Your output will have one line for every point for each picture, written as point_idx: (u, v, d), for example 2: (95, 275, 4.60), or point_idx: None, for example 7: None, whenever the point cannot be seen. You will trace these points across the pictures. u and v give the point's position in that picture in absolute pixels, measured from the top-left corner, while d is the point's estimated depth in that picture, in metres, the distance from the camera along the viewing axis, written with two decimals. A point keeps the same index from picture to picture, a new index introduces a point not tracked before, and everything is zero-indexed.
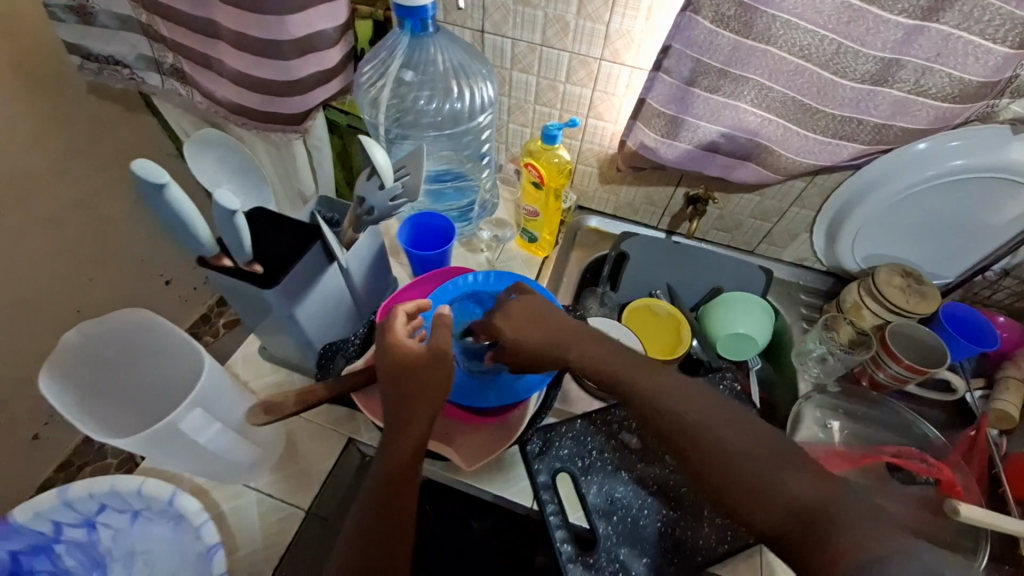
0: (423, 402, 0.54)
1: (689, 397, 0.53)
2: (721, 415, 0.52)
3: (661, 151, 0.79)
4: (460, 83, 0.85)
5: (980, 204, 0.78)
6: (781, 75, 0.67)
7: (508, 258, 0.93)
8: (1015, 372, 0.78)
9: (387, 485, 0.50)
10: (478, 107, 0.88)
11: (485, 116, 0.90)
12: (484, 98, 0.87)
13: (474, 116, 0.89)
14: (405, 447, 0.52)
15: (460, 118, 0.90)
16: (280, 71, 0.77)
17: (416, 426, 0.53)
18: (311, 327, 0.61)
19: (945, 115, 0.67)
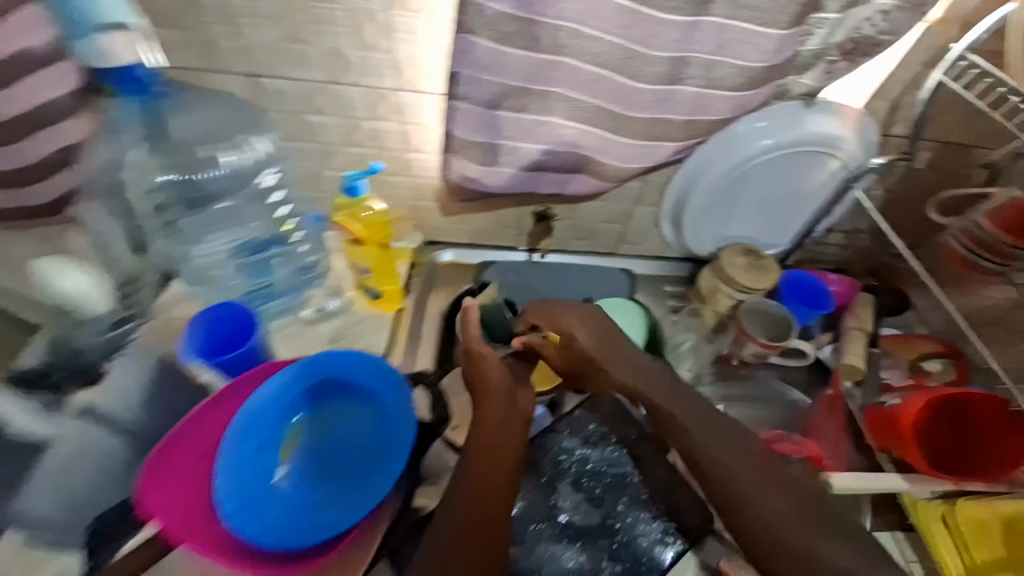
0: (506, 443, 0.64)
1: (750, 472, 0.62)
2: (777, 485, 0.61)
3: (485, 181, 0.73)
4: (230, 141, 0.69)
5: (792, 177, 0.81)
6: (583, 85, 0.63)
7: (353, 324, 0.82)
8: (853, 323, 0.84)
9: (486, 506, 0.58)
10: (256, 164, 0.72)
11: (270, 172, 0.74)
12: (263, 153, 0.72)
13: (258, 175, 0.73)
14: (495, 481, 0.60)
15: (231, 187, 0.71)
16: (3, 157, 0.58)
17: (495, 468, 0.61)
18: (49, 506, 0.57)
19: (741, 102, 0.67)
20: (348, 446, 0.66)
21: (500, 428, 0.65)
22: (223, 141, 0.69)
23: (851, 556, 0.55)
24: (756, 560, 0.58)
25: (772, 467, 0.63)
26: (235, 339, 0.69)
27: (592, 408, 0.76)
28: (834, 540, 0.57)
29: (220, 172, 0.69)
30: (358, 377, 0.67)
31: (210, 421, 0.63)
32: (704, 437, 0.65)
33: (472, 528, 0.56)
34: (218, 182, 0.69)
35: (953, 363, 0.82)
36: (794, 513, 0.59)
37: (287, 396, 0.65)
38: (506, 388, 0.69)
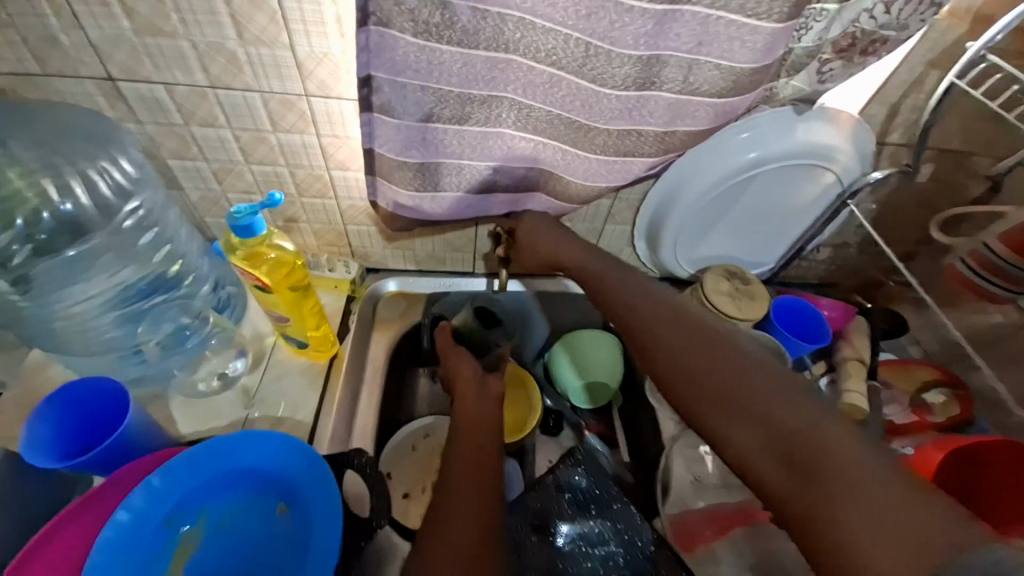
0: (490, 436, 0.55)
1: (730, 371, 0.47)
2: (768, 378, 0.45)
3: (423, 207, 0.60)
4: (72, 170, 0.55)
5: (777, 191, 0.72)
6: (536, 89, 0.51)
7: (276, 378, 0.68)
8: (850, 352, 0.75)
9: (474, 501, 0.48)
10: (110, 199, 0.58)
11: (136, 204, 0.59)
12: (114, 185, 0.57)
13: (122, 209, 0.58)
14: (485, 472, 0.51)
15: (93, 220, 0.58)
16: None
17: (479, 459, 0.52)
18: None
19: (727, 110, 0.55)
20: (261, 553, 0.51)
21: (479, 412, 0.57)
22: (57, 171, 0.55)
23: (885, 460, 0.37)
24: (711, 421, 0.46)
25: (764, 368, 0.46)
26: (105, 423, 0.53)
27: (564, 462, 0.67)
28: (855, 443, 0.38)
29: (52, 212, 0.56)
30: (267, 461, 0.52)
31: (68, 539, 0.47)
32: (677, 361, 0.51)
33: (465, 520, 0.46)
34: (51, 225, 0.56)
35: (955, 392, 0.75)
36: (797, 396, 0.43)
37: (172, 499, 0.49)
38: (473, 376, 0.62)
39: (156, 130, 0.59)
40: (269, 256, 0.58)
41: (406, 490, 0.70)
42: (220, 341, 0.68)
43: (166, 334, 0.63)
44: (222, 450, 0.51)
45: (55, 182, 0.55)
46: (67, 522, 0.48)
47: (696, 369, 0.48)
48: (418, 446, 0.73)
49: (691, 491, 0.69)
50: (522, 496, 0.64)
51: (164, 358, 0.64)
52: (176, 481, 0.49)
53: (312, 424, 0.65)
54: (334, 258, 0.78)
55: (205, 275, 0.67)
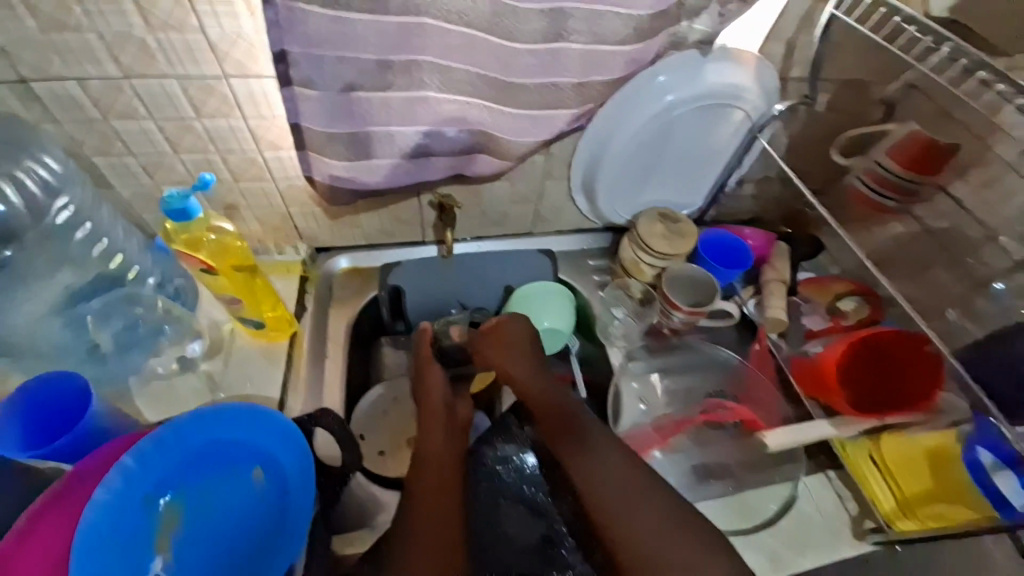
0: (455, 465, 0.62)
1: (613, 475, 0.57)
2: (641, 483, 0.56)
3: (360, 178, 0.63)
4: (0, 173, 0.55)
5: (696, 132, 0.77)
6: (453, 51, 0.53)
7: (240, 364, 0.70)
8: (773, 275, 0.83)
9: (438, 513, 0.56)
10: (39, 197, 0.57)
11: (67, 200, 0.59)
12: (41, 181, 0.57)
13: (52, 207, 0.58)
14: (442, 516, 0.56)
15: (23, 221, 0.57)
16: None
17: (438, 501, 0.57)
18: None
19: (635, 58, 0.59)
20: (247, 510, 0.56)
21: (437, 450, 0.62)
22: None
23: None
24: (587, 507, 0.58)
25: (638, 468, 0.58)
26: (65, 418, 0.54)
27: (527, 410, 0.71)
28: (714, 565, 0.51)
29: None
30: (239, 432, 0.56)
31: (48, 528, 0.49)
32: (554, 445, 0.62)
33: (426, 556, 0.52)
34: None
35: (866, 300, 0.80)
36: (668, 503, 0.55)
37: (152, 476, 0.51)
38: (443, 405, 0.67)
39: (76, 128, 0.58)
40: (209, 239, 0.61)
41: (382, 447, 0.74)
42: (175, 330, 0.67)
43: (122, 330, 0.63)
44: (196, 428, 0.54)
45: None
46: (44, 512, 0.49)
47: (585, 461, 0.59)
48: (388, 410, 0.78)
49: (641, 415, 0.78)
50: (487, 438, 0.70)
51: (122, 355, 0.64)
52: (153, 456, 0.51)
53: (282, 398, 0.69)
54: (282, 242, 0.80)
55: (150, 267, 0.67)
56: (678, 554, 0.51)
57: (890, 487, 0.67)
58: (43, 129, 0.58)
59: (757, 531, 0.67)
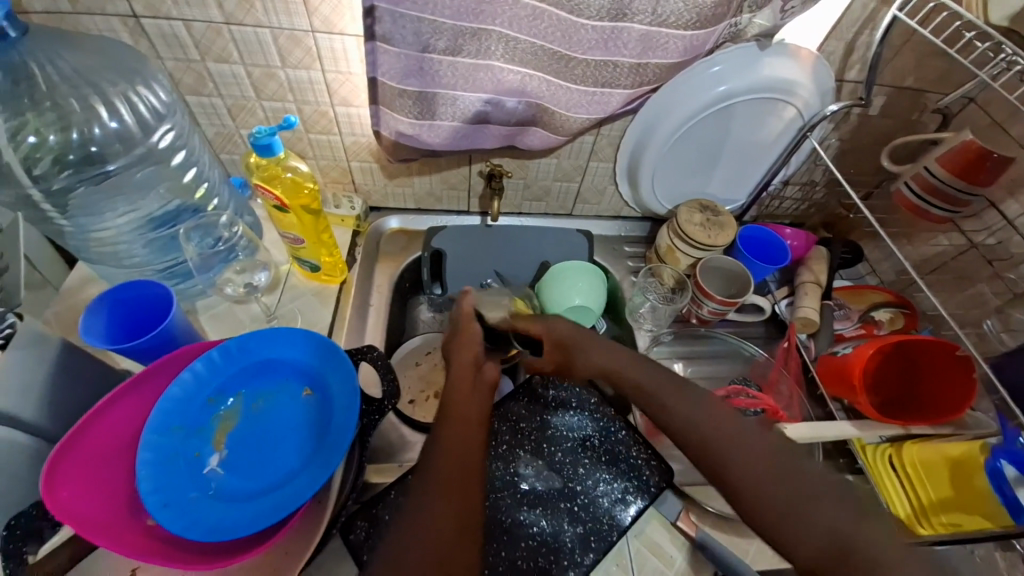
0: (477, 420, 0.58)
1: (699, 421, 0.53)
2: (734, 429, 0.51)
3: (422, 137, 0.67)
4: (114, 91, 0.61)
5: (745, 126, 0.78)
6: (522, 21, 0.57)
7: (292, 298, 0.76)
8: (808, 276, 0.83)
9: (457, 463, 0.53)
10: (148, 119, 0.64)
11: (168, 128, 0.66)
12: (151, 107, 0.64)
13: (156, 129, 0.65)
14: (462, 464, 0.53)
15: (127, 140, 0.64)
16: None
17: (462, 450, 0.54)
18: None
19: (694, 43, 0.61)
20: (290, 424, 0.60)
21: (468, 402, 0.60)
22: (90, 95, 0.61)
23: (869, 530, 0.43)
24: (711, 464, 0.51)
25: (730, 412, 0.53)
26: (147, 322, 0.61)
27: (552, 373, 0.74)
28: (825, 508, 0.45)
29: (101, 127, 0.62)
30: (291, 353, 0.62)
31: (123, 411, 0.55)
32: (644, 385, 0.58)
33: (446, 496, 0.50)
34: (100, 138, 0.63)
35: (902, 311, 0.81)
36: (761, 446, 0.50)
37: (215, 379, 0.58)
38: (472, 364, 0.66)
39: (176, 66, 0.65)
40: (284, 176, 0.66)
41: (412, 396, 0.79)
42: (247, 256, 0.74)
43: (201, 252, 0.69)
44: (255, 344, 0.61)
45: (100, 101, 0.61)
46: (120, 397, 0.55)
47: (667, 405, 0.56)
48: (420, 361, 0.83)
49: None
50: (514, 395, 0.72)
51: (202, 274, 0.70)
52: (218, 363, 0.58)
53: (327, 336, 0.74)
54: (338, 195, 0.85)
55: (226, 202, 0.75)
56: (780, 494, 0.46)
57: (905, 489, 0.66)
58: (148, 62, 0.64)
59: None
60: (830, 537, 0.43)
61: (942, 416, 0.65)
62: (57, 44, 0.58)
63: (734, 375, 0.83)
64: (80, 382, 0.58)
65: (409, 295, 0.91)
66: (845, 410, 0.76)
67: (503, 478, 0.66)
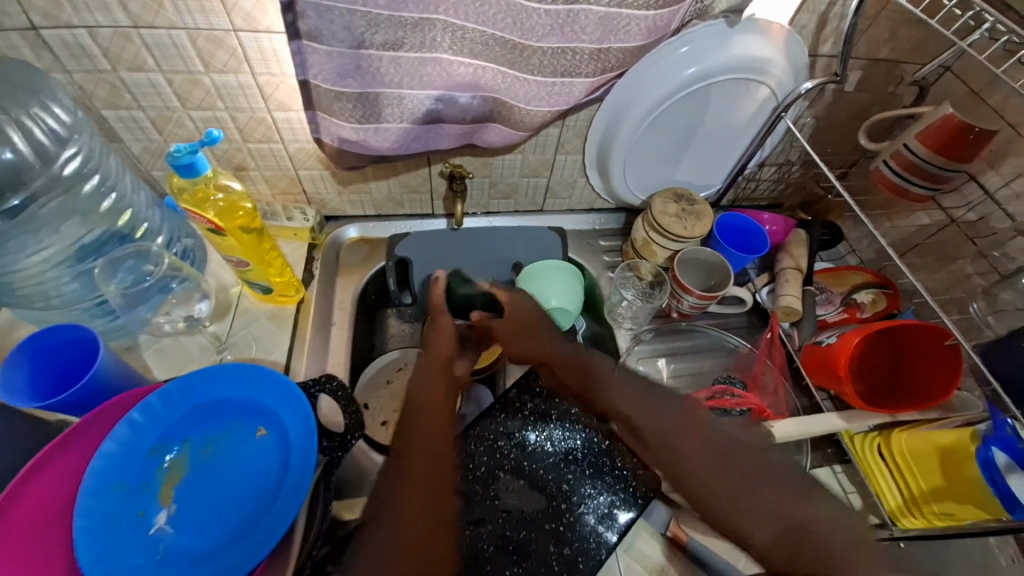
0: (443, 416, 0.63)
1: (669, 425, 0.65)
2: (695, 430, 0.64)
3: (369, 142, 0.61)
4: (5, 117, 0.55)
5: (717, 110, 0.74)
6: (467, 9, 0.51)
7: (245, 324, 0.70)
8: (789, 262, 0.80)
9: (425, 455, 0.57)
10: (48, 145, 0.57)
11: (76, 151, 0.59)
12: (49, 131, 0.57)
13: (60, 156, 0.58)
14: (433, 461, 0.57)
15: (29, 170, 0.57)
16: None
17: (429, 448, 0.58)
18: None
19: (658, 23, 0.56)
20: (247, 468, 0.55)
21: (434, 400, 0.65)
22: None
23: (843, 530, 0.53)
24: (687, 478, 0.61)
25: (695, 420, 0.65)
26: (76, 368, 0.56)
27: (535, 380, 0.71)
28: (787, 499, 0.56)
29: None
30: (241, 389, 0.57)
31: (52, 474, 0.49)
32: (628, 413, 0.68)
33: (412, 492, 0.53)
34: None
35: (884, 292, 0.78)
36: (716, 439, 0.63)
37: (158, 427, 0.53)
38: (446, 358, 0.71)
39: (85, 78, 0.57)
40: (217, 198, 0.61)
41: (384, 418, 0.75)
42: (185, 286, 0.67)
43: (132, 284, 0.64)
44: (201, 384, 0.56)
45: None
46: (48, 459, 0.49)
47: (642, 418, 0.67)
48: (391, 380, 0.78)
49: None
50: (491, 411, 0.69)
51: (131, 309, 0.64)
52: (159, 410, 0.53)
53: (286, 363, 0.69)
54: (290, 207, 0.79)
55: (159, 226, 0.68)
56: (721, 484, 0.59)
57: (896, 482, 0.65)
58: (52, 77, 0.57)
59: None
60: (784, 524, 0.54)
61: (911, 401, 0.65)
62: None
63: (719, 370, 0.80)
64: (5, 444, 0.52)
65: (376, 308, 0.86)
66: (831, 399, 0.74)
67: (482, 502, 0.63)
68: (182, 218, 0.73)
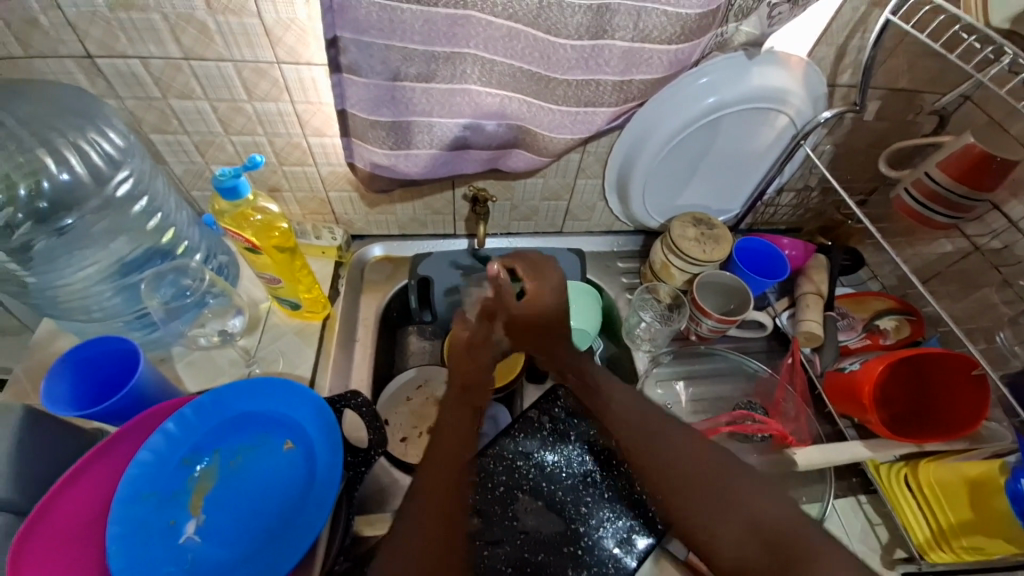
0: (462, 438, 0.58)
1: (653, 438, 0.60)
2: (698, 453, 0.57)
3: (399, 167, 0.64)
4: (63, 141, 0.59)
5: (736, 137, 0.75)
6: (496, 43, 0.54)
7: (273, 339, 0.73)
8: (810, 287, 0.80)
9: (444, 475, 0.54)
10: (101, 167, 0.61)
11: (126, 173, 0.63)
12: (104, 154, 0.61)
13: (112, 178, 0.62)
14: (449, 486, 0.53)
15: (83, 190, 0.61)
16: None
17: (450, 472, 0.54)
18: None
19: (678, 57, 0.58)
20: (273, 480, 0.57)
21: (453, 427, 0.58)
22: (49, 144, 0.58)
23: (785, 505, 0.51)
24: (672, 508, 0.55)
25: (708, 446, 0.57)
26: (116, 379, 0.58)
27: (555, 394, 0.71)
28: (754, 507, 0.51)
29: (49, 181, 0.59)
30: (270, 403, 0.59)
31: (90, 480, 0.51)
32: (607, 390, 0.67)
33: (423, 517, 0.50)
34: (49, 192, 0.59)
35: (908, 319, 0.78)
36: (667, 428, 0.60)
37: (190, 438, 0.55)
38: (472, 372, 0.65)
39: (136, 105, 0.61)
40: (255, 218, 0.64)
41: (404, 434, 0.76)
42: (219, 302, 0.71)
43: (171, 298, 0.67)
44: (232, 397, 0.57)
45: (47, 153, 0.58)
46: (85, 467, 0.51)
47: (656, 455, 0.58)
48: (411, 397, 0.79)
49: None
50: (511, 430, 0.69)
51: (168, 322, 0.67)
52: (193, 421, 0.55)
53: (311, 377, 0.70)
54: (319, 226, 0.82)
55: (197, 244, 0.72)
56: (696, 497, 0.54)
57: (924, 514, 0.64)
58: (107, 104, 0.61)
59: None
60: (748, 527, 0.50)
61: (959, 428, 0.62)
62: (12, 97, 0.56)
63: (739, 394, 0.80)
64: (47, 449, 0.54)
65: (397, 325, 0.88)
66: (855, 427, 0.73)
67: (500, 521, 0.63)
68: (218, 236, 0.76)
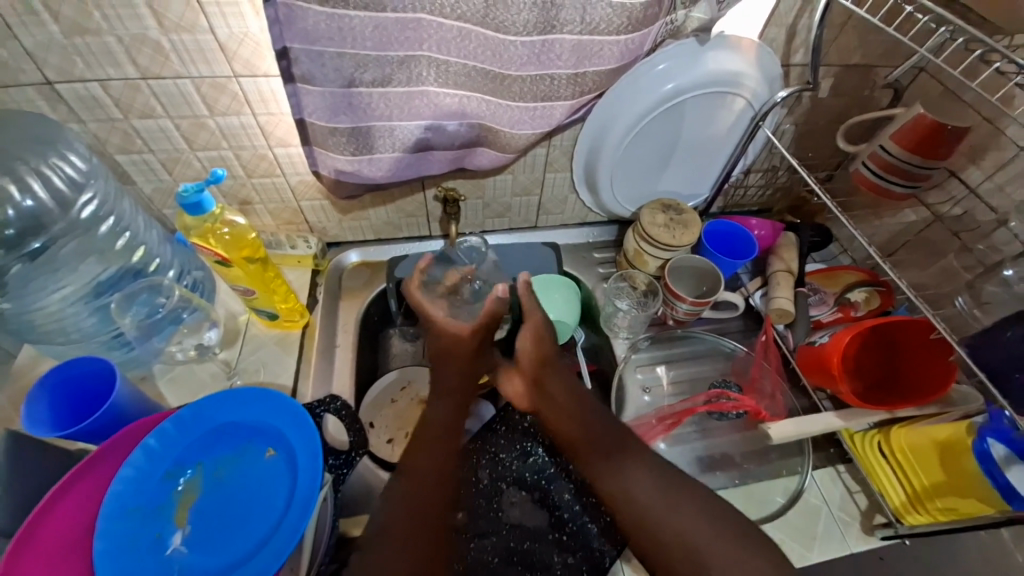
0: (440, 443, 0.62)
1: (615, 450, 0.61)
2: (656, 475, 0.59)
3: (363, 172, 0.65)
4: (25, 168, 0.59)
5: (696, 123, 0.77)
6: (449, 44, 0.54)
7: (253, 350, 0.74)
8: (780, 266, 0.82)
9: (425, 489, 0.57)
10: (66, 191, 0.62)
11: (92, 196, 0.63)
12: (67, 178, 0.61)
13: (78, 201, 0.62)
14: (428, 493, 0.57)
15: (50, 216, 0.62)
16: None
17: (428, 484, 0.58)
18: None
19: (630, 46, 0.59)
20: (258, 488, 0.57)
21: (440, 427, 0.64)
22: (11, 171, 0.59)
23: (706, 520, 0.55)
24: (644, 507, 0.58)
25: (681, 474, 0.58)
26: (95, 398, 0.59)
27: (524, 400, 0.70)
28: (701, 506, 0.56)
29: (15, 208, 0.59)
30: (251, 413, 0.59)
31: (74, 500, 0.52)
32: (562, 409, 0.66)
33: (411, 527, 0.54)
34: (16, 220, 0.60)
35: (877, 289, 0.79)
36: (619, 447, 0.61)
37: (172, 451, 0.56)
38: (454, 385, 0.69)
39: (98, 127, 0.62)
40: (223, 232, 0.64)
41: (389, 436, 0.76)
42: (195, 316, 0.70)
43: (147, 316, 0.67)
44: (211, 409, 0.58)
45: (10, 180, 0.59)
46: (70, 485, 0.52)
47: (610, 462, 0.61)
48: (395, 399, 0.80)
49: (644, 406, 0.78)
50: (494, 425, 0.70)
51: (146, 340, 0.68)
52: (173, 436, 0.56)
53: (292, 386, 0.72)
54: (293, 236, 0.82)
55: (170, 261, 0.72)
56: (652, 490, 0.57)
57: (898, 478, 0.65)
58: (69, 128, 0.61)
59: (765, 523, 0.66)
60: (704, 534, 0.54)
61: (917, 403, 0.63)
62: None
63: (718, 373, 0.81)
64: (31, 472, 0.55)
65: (379, 328, 0.89)
66: (830, 399, 0.75)
67: (486, 514, 0.64)
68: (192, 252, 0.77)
